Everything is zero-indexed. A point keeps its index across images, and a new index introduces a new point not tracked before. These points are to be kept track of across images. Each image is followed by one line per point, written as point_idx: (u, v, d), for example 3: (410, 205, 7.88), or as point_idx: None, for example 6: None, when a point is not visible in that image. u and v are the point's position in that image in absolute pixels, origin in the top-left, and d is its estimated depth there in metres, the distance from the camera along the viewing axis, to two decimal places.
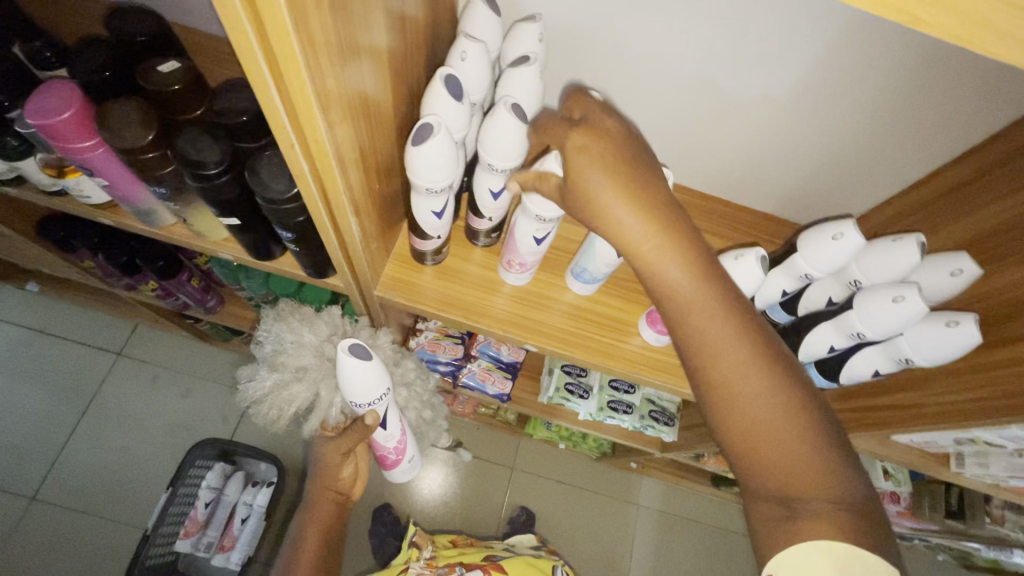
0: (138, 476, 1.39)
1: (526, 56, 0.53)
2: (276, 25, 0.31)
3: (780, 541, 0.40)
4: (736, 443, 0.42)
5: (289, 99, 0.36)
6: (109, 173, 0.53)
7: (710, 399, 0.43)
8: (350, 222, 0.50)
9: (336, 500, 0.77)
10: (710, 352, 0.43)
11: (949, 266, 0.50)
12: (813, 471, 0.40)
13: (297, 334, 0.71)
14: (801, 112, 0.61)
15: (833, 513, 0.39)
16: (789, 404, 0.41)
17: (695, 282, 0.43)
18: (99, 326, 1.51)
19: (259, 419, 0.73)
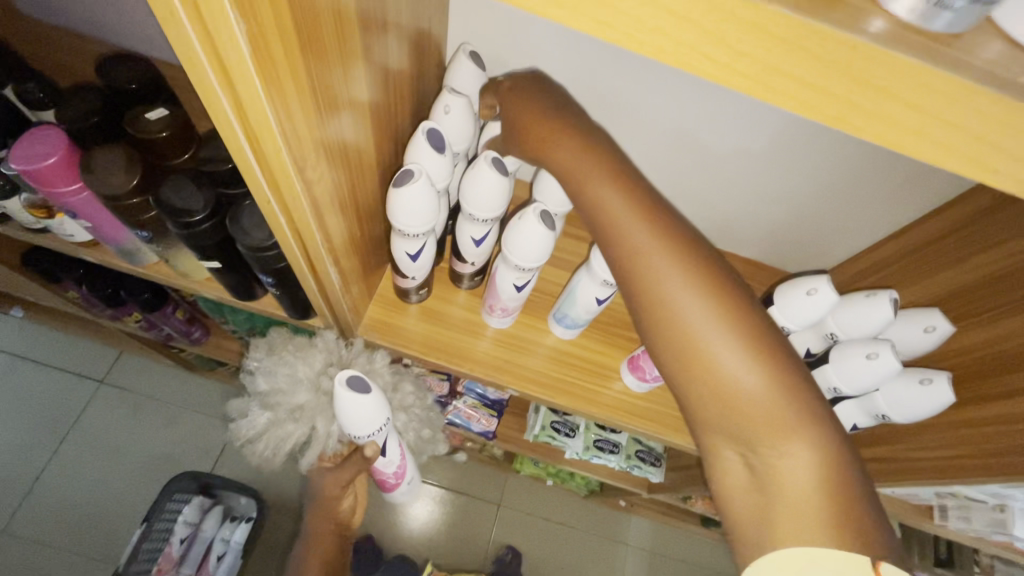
0: (113, 508, 1.35)
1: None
2: (246, 82, 0.32)
3: (752, 513, 0.35)
4: (691, 382, 0.37)
5: (259, 149, 0.37)
6: (93, 215, 0.53)
7: (661, 340, 0.38)
8: (328, 267, 0.50)
9: (338, 530, 0.77)
10: (657, 288, 0.38)
11: (922, 322, 0.51)
12: (778, 413, 0.35)
13: (291, 367, 0.68)
14: (776, 167, 0.63)
15: (803, 470, 0.34)
16: (748, 338, 0.36)
17: (634, 217, 0.40)
18: (81, 353, 1.49)
19: (254, 458, 0.72)
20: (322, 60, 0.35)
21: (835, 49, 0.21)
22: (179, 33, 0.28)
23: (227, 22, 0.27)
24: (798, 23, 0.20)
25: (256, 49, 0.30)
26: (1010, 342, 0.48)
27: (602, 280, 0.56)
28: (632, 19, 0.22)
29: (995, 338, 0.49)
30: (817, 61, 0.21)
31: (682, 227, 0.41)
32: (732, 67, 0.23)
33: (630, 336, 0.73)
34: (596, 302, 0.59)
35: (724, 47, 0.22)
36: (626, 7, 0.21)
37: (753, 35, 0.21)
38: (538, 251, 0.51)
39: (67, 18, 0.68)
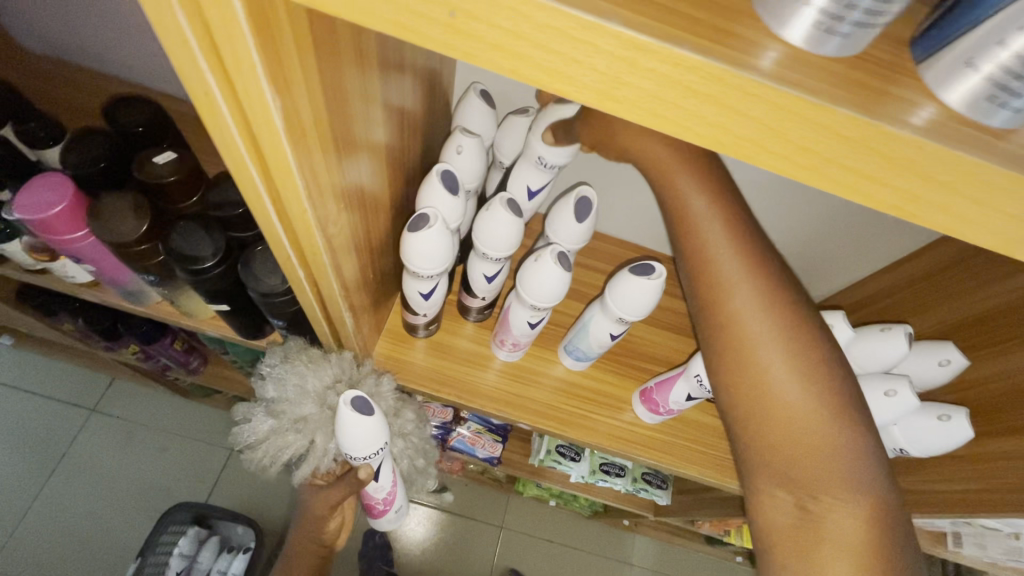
0: (105, 542, 1.32)
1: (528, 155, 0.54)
2: (275, 144, 0.28)
3: (795, 548, 0.36)
4: (749, 402, 0.38)
5: (286, 219, 0.34)
6: (98, 259, 0.52)
7: (736, 370, 0.39)
8: (344, 315, 0.48)
9: (319, 552, 0.77)
10: (740, 323, 0.38)
11: (938, 355, 0.51)
12: (831, 446, 0.36)
13: (301, 378, 0.63)
14: (784, 198, 0.63)
15: (855, 516, 0.34)
16: (823, 386, 0.37)
17: (731, 248, 0.40)
18: (73, 381, 1.45)
19: (250, 464, 0.69)
20: (343, 107, 0.32)
21: (924, 155, 0.17)
22: (203, 92, 0.25)
23: (257, 83, 0.24)
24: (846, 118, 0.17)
25: (288, 107, 0.26)
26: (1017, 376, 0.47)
27: (616, 317, 0.55)
28: (703, 120, 0.18)
29: (1001, 372, 0.49)
30: (898, 165, 0.18)
31: (776, 264, 0.40)
32: (790, 160, 0.19)
33: (640, 366, 0.72)
34: (609, 336, 0.59)
35: (800, 150, 0.18)
36: (693, 106, 0.17)
37: (830, 137, 0.18)
38: (552, 291, 0.50)
39: (69, 54, 0.67)
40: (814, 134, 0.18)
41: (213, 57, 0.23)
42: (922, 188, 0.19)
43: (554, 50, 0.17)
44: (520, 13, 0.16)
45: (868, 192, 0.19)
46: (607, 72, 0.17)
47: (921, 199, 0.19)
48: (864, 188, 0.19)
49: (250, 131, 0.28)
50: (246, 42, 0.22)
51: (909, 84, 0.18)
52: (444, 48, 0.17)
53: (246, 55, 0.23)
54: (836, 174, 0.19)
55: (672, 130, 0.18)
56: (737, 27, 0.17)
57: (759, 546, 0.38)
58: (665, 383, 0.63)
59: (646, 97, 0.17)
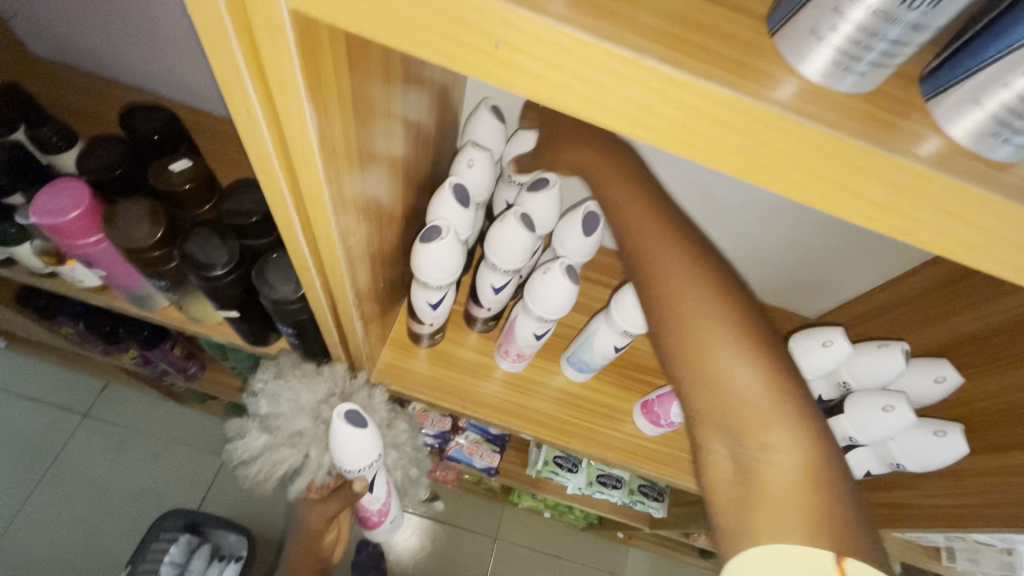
0: (93, 549, 1.30)
1: (543, 176, 0.55)
2: (308, 178, 0.28)
3: (737, 506, 0.33)
4: (684, 361, 0.36)
5: (310, 233, 0.34)
6: (109, 264, 0.52)
7: (673, 341, 0.37)
8: (355, 324, 0.49)
9: (315, 566, 0.76)
10: (674, 292, 0.38)
11: (933, 373, 0.52)
12: (767, 399, 0.34)
13: (294, 393, 0.65)
14: (783, 216, 0.65)
15: (793, 462, 0.31)
16: (749, 336, 0.36)
17: (661, 229, 0.42)
18: (65, 385, 1.44)
19: (244, 481, 0.70)
20: (366, 123, 0.33)
21: (930, 182, 0.19)
22: (247, 132, 0.25)
23: (304, 129, 0.24)
24: (867, 149, 0.18)
25: (326, 143, 0.27)
26: (1008, 395, 0.48)
27: (621, 329, 0.56)
28: (723, 146, 0.19)
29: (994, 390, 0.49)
30: (906, 194, 0.19)
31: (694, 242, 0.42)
32: (809, 185, 0.20)
33: (640, 378, 0.73)
34: (613, 349, 0.60)
35: (812, 176, 0.20)
36: (717, 135, 0.19)
37: (836, 163, 0.19)
38: (559, 303, 0.51)
39: (83, 60, 0.68)
40: (823, 161, 0.19)
41: (263, 102, 0.24)
42: (930, 214, 0.20)
43: (591, 80, 0.18)
44: (561, 48, 0.17)
45: (881, 217, 0.21)
46: (637, 101, 0.18)
47: (930, 225, 0.20)
48: (877, 213, 0.20)
49: (286, 156, 0.28)
50: (297, 92, 0.22)
51: (917, 119, 0.19)
52: (486, 76, 0.18)
53: (296, 104, 0.23)
54: (851, 199, 0.20)
55: (695, 156, 0.20)
56: (758, 61, 0.19)
57: (713, 524, 0.34)
58: (667, 396, 0.64)
59: (674, 127, 0.19)
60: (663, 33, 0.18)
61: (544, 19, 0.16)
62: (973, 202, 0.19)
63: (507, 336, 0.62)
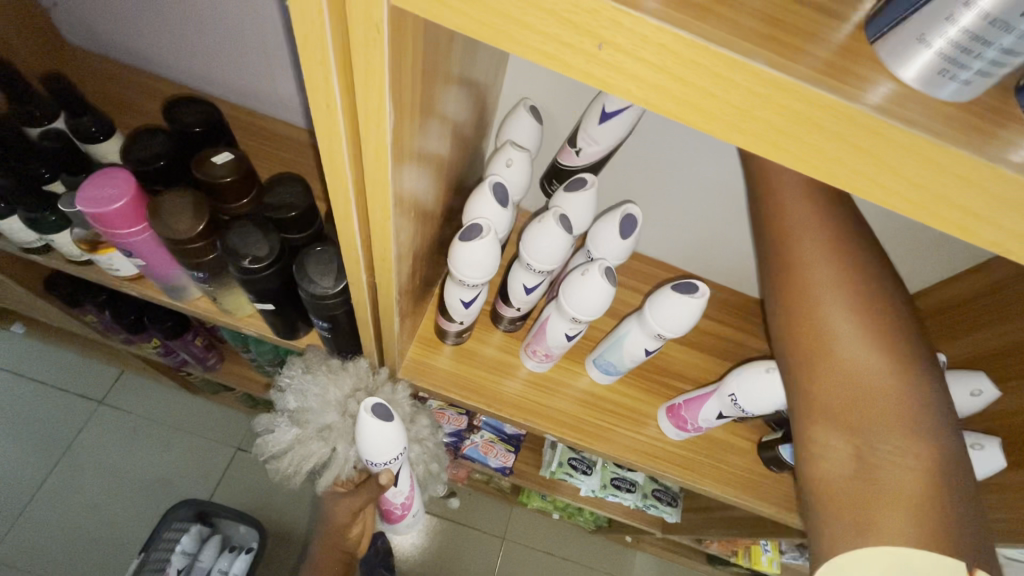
0: (107, 536, 1.31)
1: (581, 178, 0.55)
2: (375, 174, 0.28)
3: (851, 499, 0.37)
4: (815, 358, 0.40)
5: (366, 226, 0.34)
6: (149, 254, 0.53)
7: (805, 340, 0.41)
8: (392, 320, 0.49)
9: (343, 560, 0.76)
10: (815, 300, 0.41)
11: (969, 386, 0.52)
12: (899, 409, 0.37)
13: (322, 387, 0.66)
14: None
15: (915, 471, 0.35)
16: (887, 347, 0.39)
17: (811, 235, 0.43)
18: (82, 372, 1.45)
19: (274, 474, 0.70)
20: (426, 118, 0.33)
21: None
22: (324, 127, 0.25)
23: (382, 125, 0.25)
24: (962, 158, 0.18)
25: (396, 138, 0.27)
26: None
27: (653, 332, 0.56)
28: (817, 149, 0.19)
29: None
30: (999, 205, 0.19)
31: (868, 252, 0.43)
32: (899, 192, 0.20)
33: (665, 382, 0.73)
34: (643, 352, 0.60)
35: (903, 182, 0.20)
36: (812, 139, 0.19)
37: (931, 170, 0.19)
38: (595, 305, 0.51)
39: (122, 51, 0.69)
40: (918, 168, 0.19)
41: (344, 97, 0.24)
42: (1023, 224, 0.20)
43: (692, 83, 0.18)
44: (668, 49, 0.17)
45: (968, 225, 0.21)
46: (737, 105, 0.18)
47: (1021, 235, 0.20)
48: (965, 222, 0.20)
49: (355, 150, 0.28)
50: (381, 88, 0.23)
51: (1015, 128, 0.19)
52: (582, 76, 0.19)
53: (377, 100, 0.23)
54: (940, 206, 0.20)
55: (786, 159, 0.20)
56: (854, 66, 0.19)
57: (818, 508, 0.39)
58: (695, 401, 0.63)
59: (770, 130, 0.19)
60: (764, 36, 0.18)
61: (656, 21, 0.16)
62: None
63: (536, 336, 0.62)
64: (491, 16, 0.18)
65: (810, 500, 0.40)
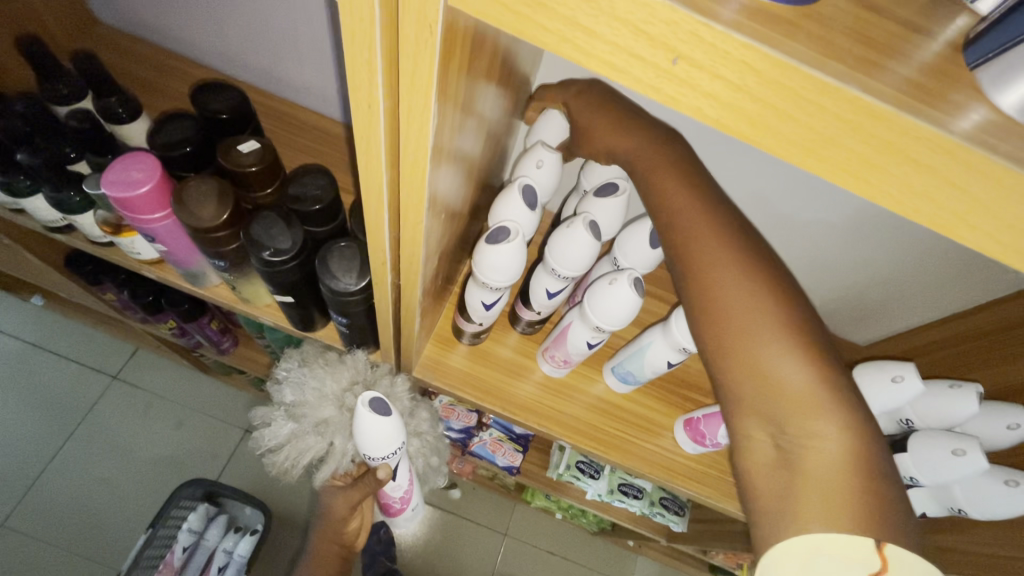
0: (114, 509, 1.33)
1: (613, 183, 0.53)
2: (410, 177, 0.27)
3: (773, 492, 0.34)
4: (715, 347, 0.37)
5: (395, 229, 0.33)
6: (171, 240, 0.52)
7: (709, 331, 0.37)
8: (413, 321, 0.48)
9: (341, 554, 0.76)
10: (711, 284, 0.38)
11: (1007, 419, 0.49)
12: (812, 389, 0.34)
13: (319, 381, 0.67)
14: (851, 241, 0.62)
15: (837, 452, 0.32)
16: (783, 323, 0.35)
17: (700, 213, 0.40)
18: (98, 347, 1.47)
19: (273, 468, 0.70)
20: (463, 118, 0.32)
21: None
22: (363, 127, 0.24)
23: (423, 129, 0.23)
24: None
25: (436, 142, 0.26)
26: None
27: (678, 345, 0.55)
28: (898, 180, 0.18)
29: None
30: None
31: (747, 226, 0.40)
32: (985, 230, 0.19)
33: (682, 394, 0.71)
34: (665, 363, 0.58)
35: (994, 221, 0.18)
36: (896, 170, 0.18)
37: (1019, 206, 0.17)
38: (620, 315, 0.50)
39: (152, 31, 0.69)
40: (1009, 204, 0.17)
41: (387, 98, 0.23)
42: None
43: (773, 105, 0.17)
44: (750, 67, 0.16)
45: None
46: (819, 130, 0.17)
47: None
48: None
49: (392, 154, 0.27)
50: (427, 90, 0.21)
51: None
52: (652, 91, 0.18)
53: (422, 103, 0.22)
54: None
55: (863, 188, 0.19)
56: (950, 91, 0.17)
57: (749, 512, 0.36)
58: (714, 417, 0.62)
59: (851, 159, 0.18)
60: (855, 56, 0.17)
61: (743, 37, 0.15)
62: None
63: (556, 340, 0.61)
64: (556, 22, 0.17)
65: (743, 501, 0.37)
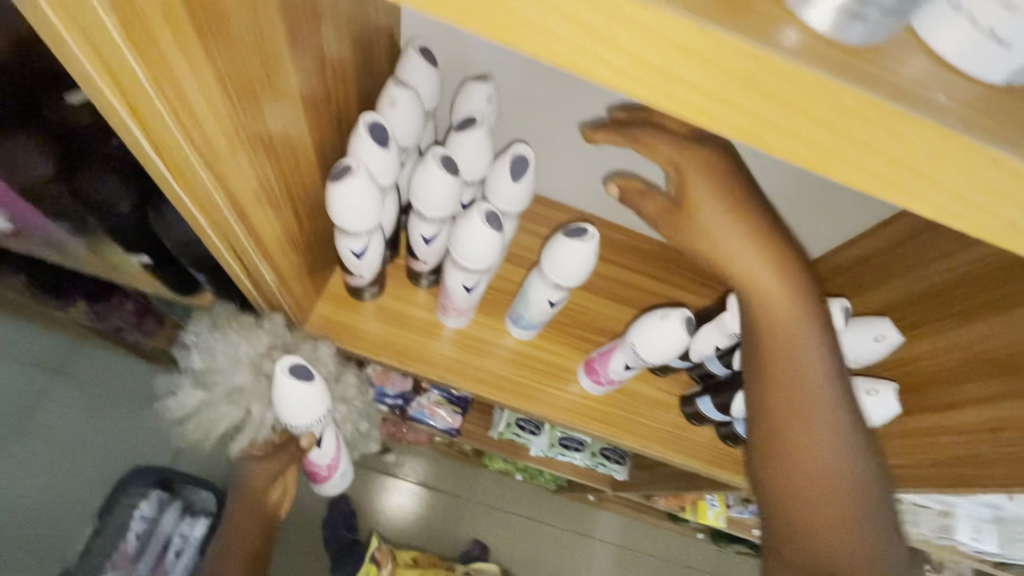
0: (61, 504, 1.30)
1: (472, 117, 0.51)
2: (123, 61, 0.28)
3: (801, 559, 0.39)
4: (776, 425, 0.42)
5: (163, 150, 0.35)
6: (8, 203, 0.49)
7: (774, 408, 0.42)
8: (257, 263, 0.47)
9: (260, 525, 0.72)
10: (786, 362, 0.42)
11: (873, 331, 0.51)
12: (841, 472, 0.40)
13: (231, 346, 0.62)
14: (739, 169, 0.62)
15: (851, 532, 0.39)
16: (837, 411, 0.41)
17: (783, 288, 0.42)
18: (26, 343, 1.40)
19: (184, 438, 0.68)
20: (234, 48, 0.33)
21: (822, 104, 0.25)
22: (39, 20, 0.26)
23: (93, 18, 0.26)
24: (758, 68, 0.24)
25: (133, 40, 0.27)
26: (980, 350, 0.46)
27: (552, 283, 0.53)
28: (649, 75, 0.25)
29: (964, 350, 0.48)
30: (801, 111, 0.25)
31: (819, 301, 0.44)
32: (741, 118, 0.26)
33: (590, 339, 0.70)
34: (548, 304, 0.57)
35: (728, 104, 0.25)
36: (646, 71, 0.25)
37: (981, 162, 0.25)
38: (477, 250, 0.50)
39: None
40: (728, 83, 0.24)
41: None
42: (843, 144, 0.26)
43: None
44: None
45: (805, 145, 0.26)
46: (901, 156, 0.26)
47: (843, 154, 0.26)
48: (801, 140, 0.26)
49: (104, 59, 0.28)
50: None
51: (803, 32, 0.24)
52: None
53: None
54: (774, 125, 0.26)
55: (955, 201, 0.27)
56: None
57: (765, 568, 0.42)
58: (606, 352, 0.61)
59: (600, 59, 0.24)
60: None
61: None
62: (859, 118, 0.25)
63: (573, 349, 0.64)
64: None
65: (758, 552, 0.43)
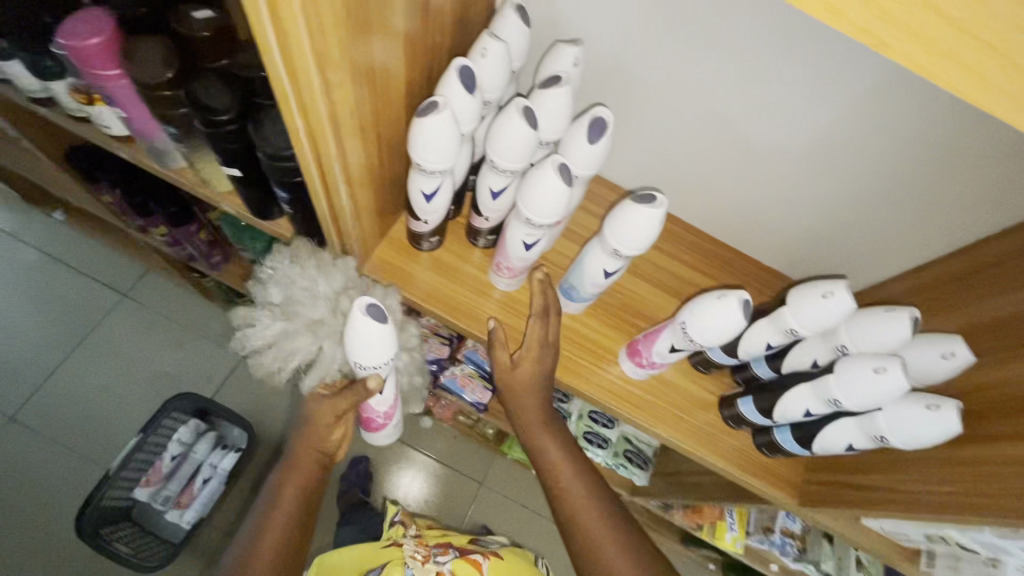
0: (112, 415, 1.40)
1: (558, 76, 0.53)
2: None
3: None
4: None
5: (291, 59, 0.37)
6: (126, 104, 0.54)
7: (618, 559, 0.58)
8: (340, 190, 0.50)
9: (319, 461, 0.76)
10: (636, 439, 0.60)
11: (941, 348, 0.48)
12: None
13: (311, 281, 0.67)
14: (818, 171, 0.60)
15: None
16: None
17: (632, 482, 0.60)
18: (106, 264, 1.53)
19: (258, 368, 0.72)
20: None
21: None
22: None
23: None
24: None
25: None
26: None
27: (612, 249, 0.54)
28: None
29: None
30: None
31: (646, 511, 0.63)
32: None
33: (637, 324, 0.70)
34: (603, 274, 0.58)
35: None
36: None
37: None
38: (548, 206, 0.51)
39: None
40: None
41: None
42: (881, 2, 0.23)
43: None
44: None
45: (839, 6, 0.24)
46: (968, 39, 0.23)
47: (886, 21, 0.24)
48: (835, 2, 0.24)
49: None
50: None
51: None
52: None
53: None
54: None
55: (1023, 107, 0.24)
56: None
57: None
58: (652, 334, 0.61)
59: None
60: None
61: None
62: None
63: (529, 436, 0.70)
64: None
65: None
